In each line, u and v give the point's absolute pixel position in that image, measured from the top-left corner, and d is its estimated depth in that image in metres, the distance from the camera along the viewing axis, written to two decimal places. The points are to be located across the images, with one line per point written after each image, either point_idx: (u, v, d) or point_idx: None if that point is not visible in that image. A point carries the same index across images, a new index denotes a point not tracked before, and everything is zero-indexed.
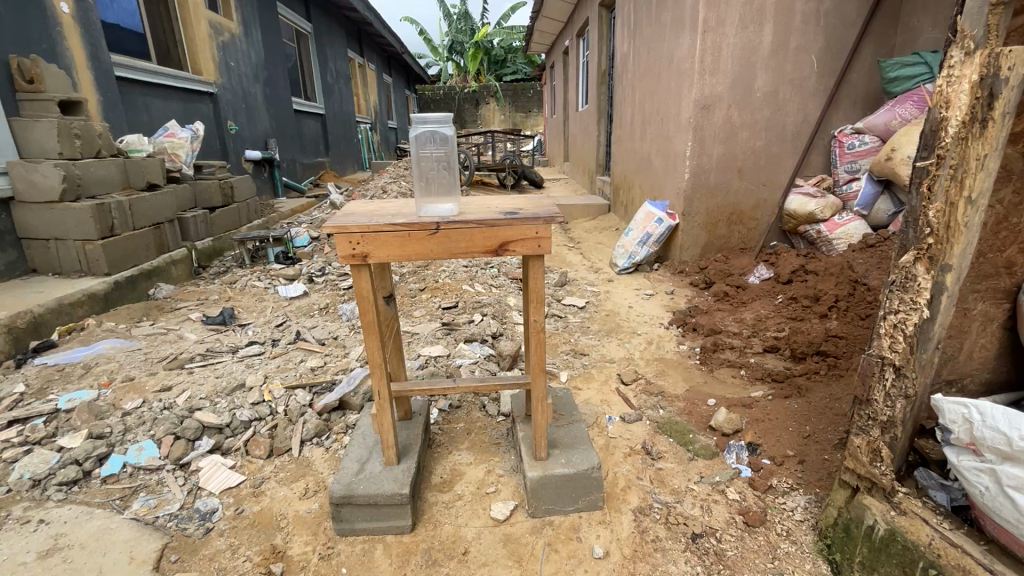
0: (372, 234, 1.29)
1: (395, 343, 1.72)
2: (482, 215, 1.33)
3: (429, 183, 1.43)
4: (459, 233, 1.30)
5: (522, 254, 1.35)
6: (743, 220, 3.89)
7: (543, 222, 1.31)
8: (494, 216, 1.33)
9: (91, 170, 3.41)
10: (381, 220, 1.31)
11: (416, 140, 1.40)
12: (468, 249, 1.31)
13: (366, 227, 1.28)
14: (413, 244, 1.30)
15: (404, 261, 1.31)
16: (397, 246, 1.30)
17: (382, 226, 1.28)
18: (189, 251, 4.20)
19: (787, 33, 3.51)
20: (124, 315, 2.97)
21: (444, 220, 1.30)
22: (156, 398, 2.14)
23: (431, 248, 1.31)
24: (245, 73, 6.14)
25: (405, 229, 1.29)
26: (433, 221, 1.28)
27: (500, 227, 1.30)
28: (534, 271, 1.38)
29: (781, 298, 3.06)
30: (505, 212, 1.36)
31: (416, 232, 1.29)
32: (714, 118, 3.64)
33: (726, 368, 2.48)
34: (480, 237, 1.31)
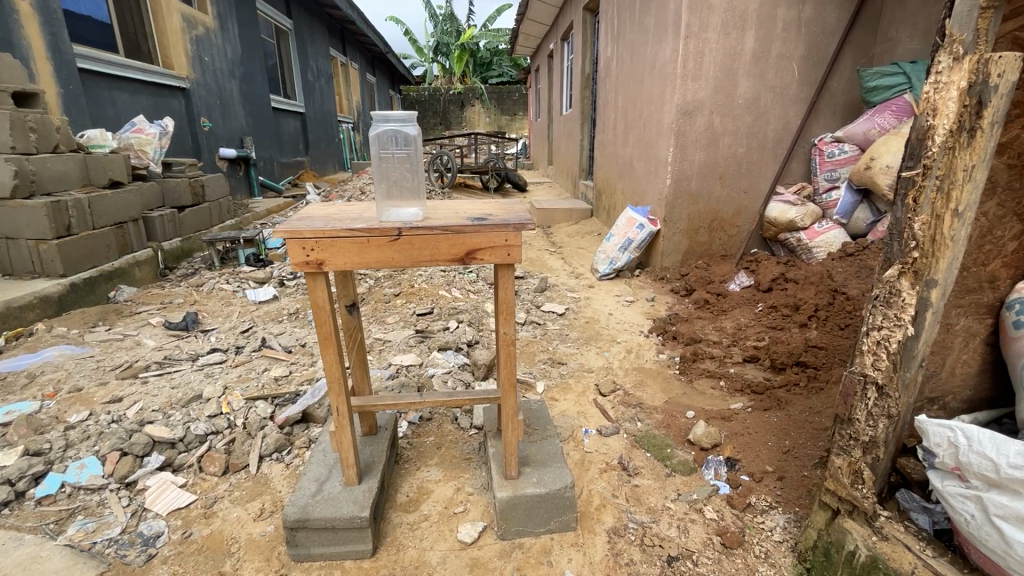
0: (329, 240, 1.19)
1: (360, 355, 1.62)
2: (449, 221, 1.25)
3: (393, 186, 1.34)
4: (423, 240, 1.21)
5: (491, 263, 1.27)
6: (725, 227, 3.88)
7: (514, 229, 1.23)
8: (462, 222, 1.24)
9: (47, 166, 3.23)
10: (339, 225, 1.21)
11: (377, 139, 1.30)
12: (433, 257, 1.23)
13: (322, 232, 1.18)
14: (373, 252, 1.21)
15: (363, 269, 1.21)
16: (355, 253, 1.21)
17: (338, 231, 1.19)
18: (154, 252, 4.03)
19: (768, 40, 3.50)
20: (78, 320, 2.80)
21: (408, 225, 1.21)
22: (105, 411, 2.00)
23: (393, 255, 1.22)
24: (221, 69, 5.96)
25: (364, 235, 1.19)
26: (395, 227, 1.19)
27: (467, 234, 1.22)
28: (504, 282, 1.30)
29: (761, 307, 3.03)
30: (474, 218, 1.27)
31: (376, 239, 1.20)
32: (696, 123, 3.62)
33: (706, 378, 2.43)
34: (446, 244, 1.22)
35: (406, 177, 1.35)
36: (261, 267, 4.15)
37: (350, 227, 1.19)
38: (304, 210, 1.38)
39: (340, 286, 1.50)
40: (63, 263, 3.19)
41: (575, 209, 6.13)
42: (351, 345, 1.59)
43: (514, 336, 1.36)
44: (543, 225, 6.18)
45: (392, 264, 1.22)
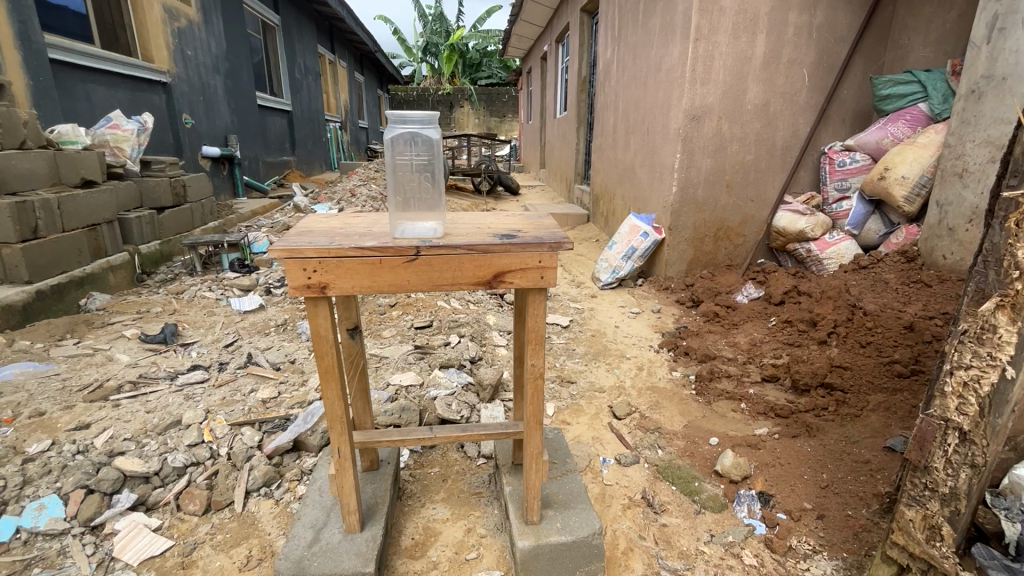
0: (335, 260, 1.02)
1: (361, 383, 1.45)
2: (473, 238, 1.09)
3: (409, 197, 1.18)
4: (445, 260, 1.05)
5: (520, 287, 1.11)
6: (730, 237, 3.75)
7: (548, 249, 1.07)
8: (489, 239, 1.08)
9: (13, 163, 2.98)
10: (347, 242, 1.04)
11: (393, 143, 1.14)
12: (456, 280, 1.07)
13: (327, 250, 1.01)
14: (386, 274, 1.04)
15: (373, 295, 1.05)
16: (366, 275, 1.04)
17: (346, 249, 1.02)
18: (131, 255, 3.78)
19: (779, 45, 3.40)
20: (43, 332, 2.56)
21: (427, 242, 1.04)
22: (69, 440, 1.79)
23: (409, 278, 1.05)
24: (204, 64, 5.70)
25: (376, 254, 1.03)
26: (412, 246, 1.03)
27: (495, 253, 1.06)
28: (533, 307, 1.15)
29: (774, 321, 2.91)
30: (501, 234, 1.12)
31: (390, 259, 1.03)
32: (704, 129, 3.49)
33: (725, 400, 2.29)
34: (471, 266, 1.06)
35: (425, 188, 1.18)
36: (245, 273, 3.92)
37: (360, 245, 1.02)
38: (303, 222, 1.20)
39: (342, 307, 1.32)
40: (29, 268, 2.95)
41: (571, 214, 5.99)
42: (353, 372, 1.42)
43: (542, 367, 1.21)
44: None
45: (407, 289, 1.05)
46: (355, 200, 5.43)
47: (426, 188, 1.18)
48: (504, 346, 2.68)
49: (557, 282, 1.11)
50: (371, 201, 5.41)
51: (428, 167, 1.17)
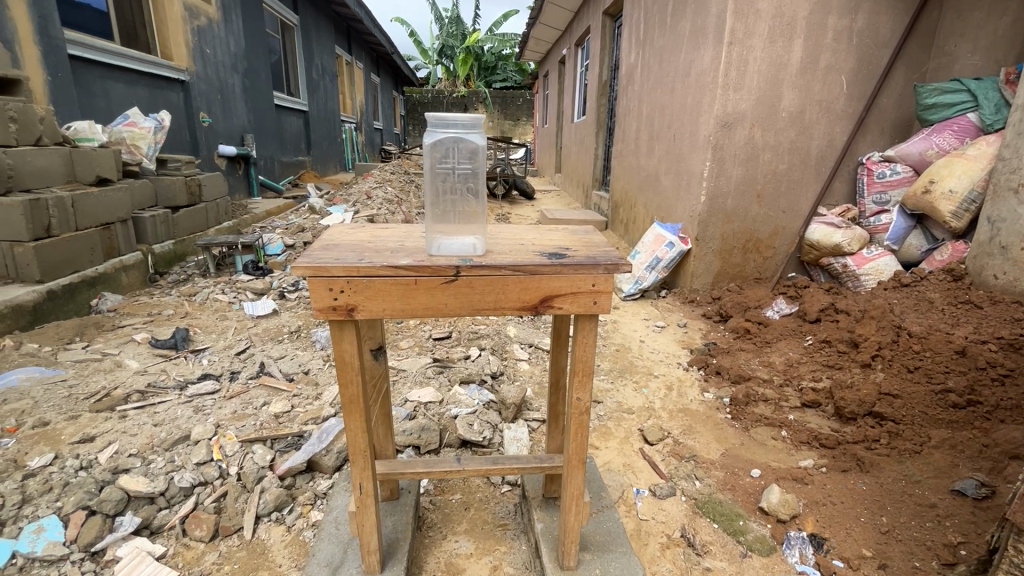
0: (364, 280, 0.91)
1: (383, 407, 1.35)
2: (519, 257, 0.97)
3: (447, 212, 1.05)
4: (487, 282, 0.93)
5: (568, 313, 0.99)
6: (760, 249, 3.58)
7: (604, 272, 0.95)
8: (536, 258, 0.96)
9: (27, 160, 2.93)
10: (378, 259, 0.93)
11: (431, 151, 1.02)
12: (500, 305, 0.95)
13: (355, 269, 0.90)
14: (421, 296, 0.93)
15: (405, 320, 0.93)
16: (398, 297, 0.92)
17: (377, 267, 0.90)
18: (144, 255, 3.72)
19: (817, 50, 3.25)
20: (52, 335, 2.49)
21: (467, 261, 0.92)
22: (73, 455, 1.69)
23: (447, 302, 0.94)
24: (222, 63, 5.66)
25: (412, 274, 0.91)
26: (452, 265, 0.91)
27: (543, 276, 0.94)
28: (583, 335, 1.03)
29: (810, 340, 2.74)
30: (548, 253, 1.01)
31: (427, 280, 0.92)
32: (736, 137, 3.34)
33: (764, 426, 2.15)
34: (517, 289, 0.94)
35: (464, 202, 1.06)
36: (259, 276, 3.83)
37: (394, 263, 0.91)
38: (326, 234, 1.09)
39: (366, 327, 1.21)
40: (41, 267, 2.88)
41: (589, 221, 5.86)
42: (375, 393, 1.30)
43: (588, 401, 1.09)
44: None
45: (444, 313, 0.94)
46: (370, 202, 5.35)
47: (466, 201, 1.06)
48: (526, 360, 2.56)
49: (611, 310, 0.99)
50: (386, 204, 5.33)
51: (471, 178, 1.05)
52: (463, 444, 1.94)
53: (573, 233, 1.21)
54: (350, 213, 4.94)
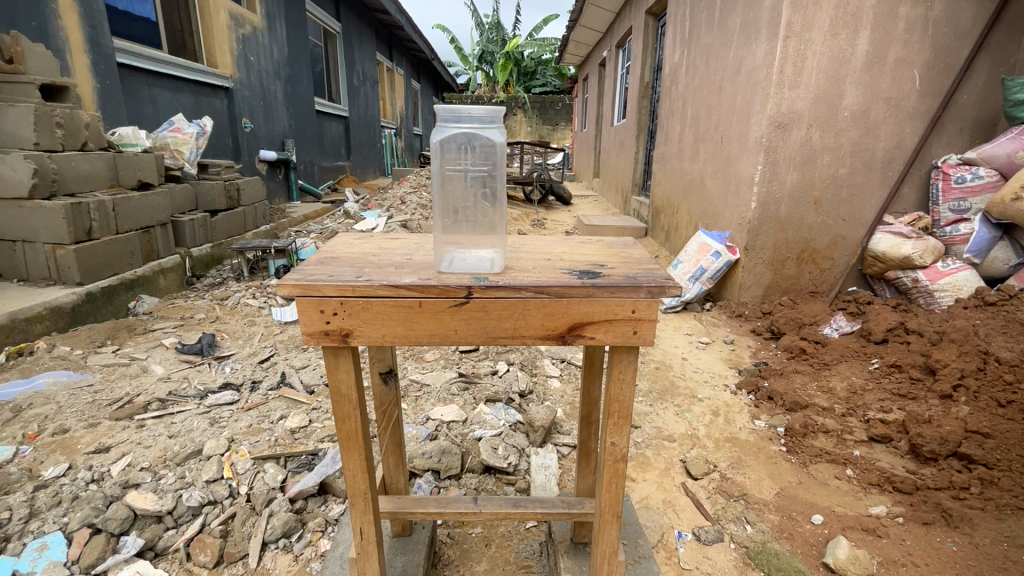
0: (361, 302, 0.77)
1: (395, 438, 1.22)
2: (543, 275, 0.81)
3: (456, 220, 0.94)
4: (505, 306, 0.78)
5: (602, 343, 0.82)
6: (816, 260, 3.27)
7: (646, 297, 0.78)
8: (563, 277, 0.81)
9: (72, 164, 2.99)
10: (378, 277, 0.80)
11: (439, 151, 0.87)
12: (519, 332, 0.80)
13: (350, 289, 0.77)
14: (427, 321, 0.78)
15: (407, 347, 0.80)
16: (400, 322, 0.79)
17: (375, 287, 0.77)
18: (182, 258, 3.77)
19: (886, 43, 2.94)
20: (84, 338, 2.51)
21: (480, 280, 0.78)
22: (86, 466, 1.64)
23: (456, 328, 0.79)
24: (266, 70, 5.77)
25: (416, 295, 0.77)
26: (463, 285, 0.76)
27: (573, 298, 0.78)
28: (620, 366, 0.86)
29: (876, 364, 2.44)
30: (578, 271, 0.85)
31: (434, 303, 0.77)
32: (792, 139, 3.07)
33: (825, 463, 1.90)
34: (541, 315, 0.79)
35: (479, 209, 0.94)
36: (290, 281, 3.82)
37: (396, 282, 0.77)
38: (328, 246, 0.96)
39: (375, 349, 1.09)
40: (81, 270, 2.93)
41: (628, 228, 5.63)
42: (386, 423, 1.18)
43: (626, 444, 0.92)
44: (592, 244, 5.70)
45: (453, 340, 0.79)
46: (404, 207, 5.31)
47: (480, 210, 0.94)
48: (557, 377, 2.39)
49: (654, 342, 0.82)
50: (420, 209, 5.28)
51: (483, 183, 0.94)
52: (486, 470, 1.80)
53: (611, 250, 1.02)
54: (384, 218, 4.91)
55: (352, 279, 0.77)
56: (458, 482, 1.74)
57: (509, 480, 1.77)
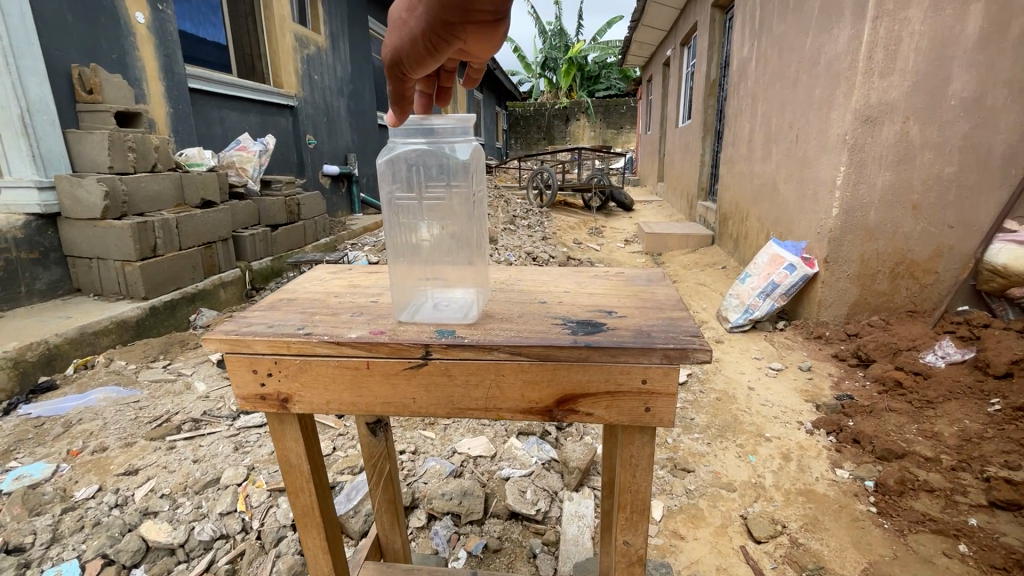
0: (299, 360, 0.71)
1: (390, 502, 1.28)
2: (523, 328, 0.67)
3: (408, 241, 0.99)
4: (468, 368, 0.66)
5: (595, 417, 0.68)
6: (915, 274, 2.77)
7: (655, 366, 0.63)
8: (552, 329, 0.66)
9: (143, 185, 3.05)
10: (324, 331, 0.72)
11: (388, 169, 0.91)
12: (492, 399, 0.68)
13: (285, 344, 0.70)
14: (375, 383, 0.70)
15: (352, 414, 0.72)
16: (344, 387, 0.71)
17: (321, 349, 0.69)
18: (243, 272, 3.80)
19: (1005, 16, 2.44)
20: (139, 353, 2.66)
21: (441, 337, 0.66)
22: (113, 489, 1.65)
23: (413, 395, 0.69)
24: (330, 88, 5.90)
25: (364, 354, 0.68)
26: (420, 345, 0.66)
27: (551, 365, 0.65)
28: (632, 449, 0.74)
29: (997, 406, 2.01)
30: (576, 323, 0.70)
31: (383, 363, 0.68)
32: (884, 134, 2.63)
33: (929, 534, 1.54)
34: (520, 384, 0.66)
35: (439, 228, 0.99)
36: None
37: (339, 337, 0.69)
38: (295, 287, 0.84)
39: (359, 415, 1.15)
40: (146, 285, 2.97)
41: (692, 236, 5.23)
42: (378, 479, 1.25)
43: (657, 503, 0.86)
44: (652, 253, 5.36)
45: (406, 407, 0.71)
46: None
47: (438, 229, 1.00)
48: None
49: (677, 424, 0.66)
50: None
51: (449, 208, 0.97)
52: (512, 516, 1.61)
53: (630, 289, 0.90)
54: None
55: (288, 333, 0.71)
56: (479, 529, 1.57)
57: (537, 530, 1.57)
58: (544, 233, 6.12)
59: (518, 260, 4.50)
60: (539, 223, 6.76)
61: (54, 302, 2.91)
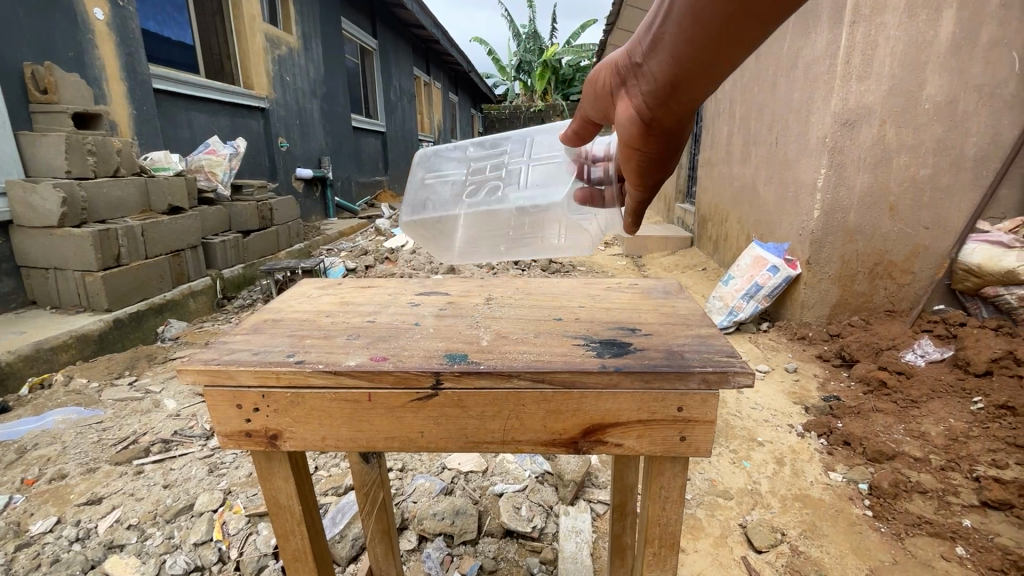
0: (291, 393, 0.79)
1: (386, 545, 1.26)
2: (540, 357, 0.80)
3: (491, 210, 1.53)
4: (477, 400, 0.78)
5: (609, 452, 0.80)
6: (893, 274, 2.79)
7: (649, 395, 0.76)
8: (577, 354, 0.81)
9: (105, 191, 2.86)
10: (316, 360, 0.80)
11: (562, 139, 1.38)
12: (510, 429, 0.79)
13: (274, 375, 0.78)
14: (379, 415, 0.80)
15: (348, 449, 0.81)
16: (346, 420, 0.80)
17: (322, 389, 0.79)
18: (213, 280, 3.61)
19: (976, 22, 2.47)
20: (101, 370, 2.51)
21: (452, 365, 0.77)
22: (73, 521, 1.52)
23: (416, 426, 0.80)
24: (303, 89, 5.72)
25: (366, 387, 0.78)
26: (430, 375, 0.76)
27: (550, 398, 0.77)
28: (665, 481, 0.86)
29: (980, 405, 2.00)
30: (602, 343, 0.85)
31: (387, 395, 0.78)
32: (862, 137, 2.64)
33: (927, 537, 1.54)
34: (540, 415, 0.78)
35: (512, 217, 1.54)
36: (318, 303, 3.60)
37: (335, 367, 0.77)
38: None
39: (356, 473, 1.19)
40: (109, 296, 2.77)
41: (671, 238, 5.27)
42: (370, 508, 1.23)
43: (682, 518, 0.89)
44: (633, 255, 5.37)
45: (408, 436, 0.81)
46: None
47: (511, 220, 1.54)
48: None
49: (709, 450, 0.79)
50: None
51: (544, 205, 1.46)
52: (507, 534, 1.55)
53: (647, 299, 1.09)
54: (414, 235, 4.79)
55: (277, 364, 0.78)
56: (474, 550, 1.50)
57: (533, 548, 1.51)
58: None
59: (500, 264, 4.44)
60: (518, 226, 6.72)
61: (6, 316, 2.71)
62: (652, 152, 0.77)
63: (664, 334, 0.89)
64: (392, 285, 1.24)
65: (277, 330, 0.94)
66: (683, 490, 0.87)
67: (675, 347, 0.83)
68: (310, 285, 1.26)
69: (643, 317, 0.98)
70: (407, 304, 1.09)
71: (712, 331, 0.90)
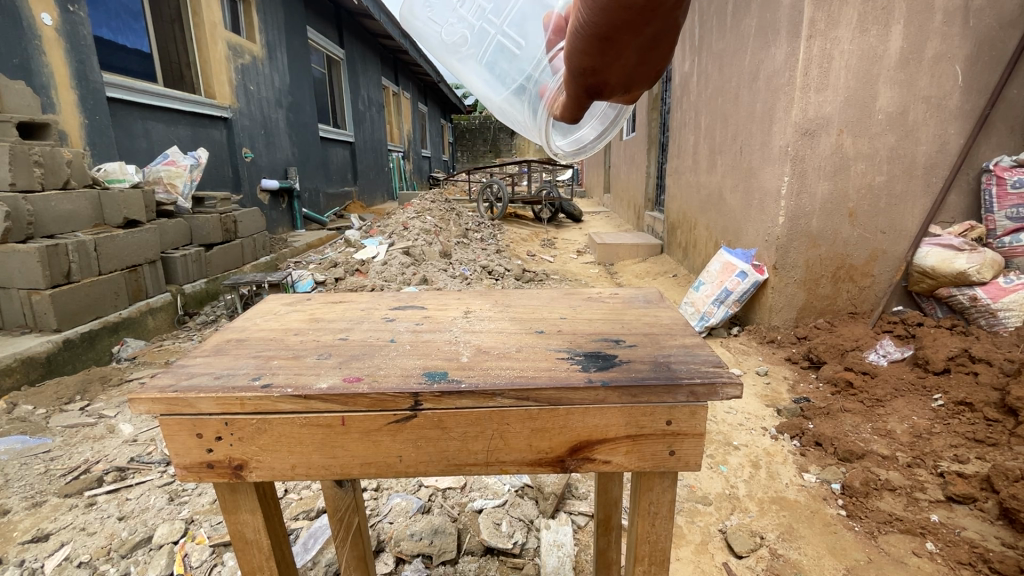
0: (256, 420, 0.74)
1: (360, 568, 1.23)
2: (524, 373, 0.77)
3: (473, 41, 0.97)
4: (455, 420, 0.75)
5: (601, 470, 0.79)
6: (854, 277, 2.88)
7: (633, 408, 0.75)
8: (562, 369, 0.79)
9: (53, 205, 2.68)
10: (285, 384, 0.75)
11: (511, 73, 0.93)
12: (495, 450, 0.77)
13: (239, 402, 0.73)
14: (353, 439, 0.76)
15: (319, 481, 0.78)
16: (317, 446, 0.76)
17: (287, 414, 0.74)
18: (173, 296, 3.44)
19: (923, 37, 2.59)
20: (50, 395, 2.36)
21: (432, 385, 0.74)
22: (17, 561, 1.41)
23: (390, 448, 0.76)
24: (267, 98, 5.57)
25: (338, 411, 0.74)
26: (409, 396, 0.73)
27: (538, 419, 0.75)
28: (655, 497, 0.85)
29: (940, 402, 2.07)
30: (587, 356, 0.84)
31: (362, 418, 0.75)
32: (821, 146, 2.73)
33: (899, 534, 1.58)
34: (526, 434, 0.76)
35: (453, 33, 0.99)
36: None
37: (304, 391, 0.73)
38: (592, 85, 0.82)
39: (332, 500, 1.18)
40: (58, 316, 2.59)
41: (642, 245, 5.34)
42: (346, 534, 1.19)
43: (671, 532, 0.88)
44: (605, 262, 5.42)
45: (385, 459, 0.77)
46: (406, 234, 5.11)
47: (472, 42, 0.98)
48: None
49: (700, 463, 0.79)
50: (423, 236, 5.08)
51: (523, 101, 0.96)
52: (487, 552, 1.50)
53: (627, 309, 1.09)
54: (385, 245, 4.73)
55: (241, 390, 0.74)
56: (453, 569, 1.44)
57: (515, 564, 1.46)
58: (497, 245, 6.20)
59: (474, 274, 4.43)
60: (490, 236, 6.71)
61: None
62: (585, 44, 0.50)
63: (649, 344, 0.89)
64: (366, 299, 1.21)
65: (241, 351, 0.89)
66: (672, 506, 0.86)
67: (661, 358, 0.82)
68: (277, 301, 1.21)
69: (626, 327, 0.98)
70: (382, 319, 1.06)
71: (696, 341, 0.90)
